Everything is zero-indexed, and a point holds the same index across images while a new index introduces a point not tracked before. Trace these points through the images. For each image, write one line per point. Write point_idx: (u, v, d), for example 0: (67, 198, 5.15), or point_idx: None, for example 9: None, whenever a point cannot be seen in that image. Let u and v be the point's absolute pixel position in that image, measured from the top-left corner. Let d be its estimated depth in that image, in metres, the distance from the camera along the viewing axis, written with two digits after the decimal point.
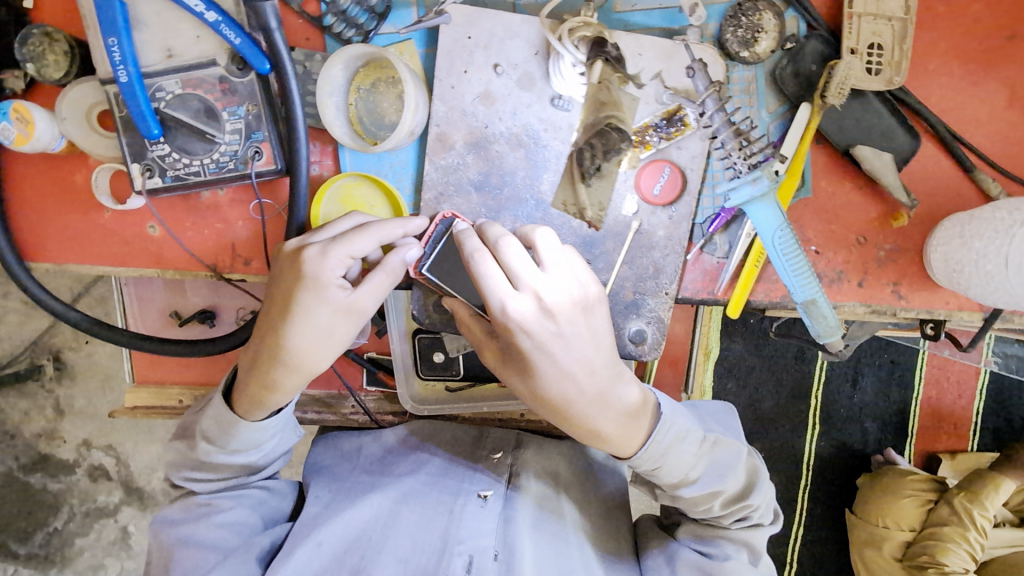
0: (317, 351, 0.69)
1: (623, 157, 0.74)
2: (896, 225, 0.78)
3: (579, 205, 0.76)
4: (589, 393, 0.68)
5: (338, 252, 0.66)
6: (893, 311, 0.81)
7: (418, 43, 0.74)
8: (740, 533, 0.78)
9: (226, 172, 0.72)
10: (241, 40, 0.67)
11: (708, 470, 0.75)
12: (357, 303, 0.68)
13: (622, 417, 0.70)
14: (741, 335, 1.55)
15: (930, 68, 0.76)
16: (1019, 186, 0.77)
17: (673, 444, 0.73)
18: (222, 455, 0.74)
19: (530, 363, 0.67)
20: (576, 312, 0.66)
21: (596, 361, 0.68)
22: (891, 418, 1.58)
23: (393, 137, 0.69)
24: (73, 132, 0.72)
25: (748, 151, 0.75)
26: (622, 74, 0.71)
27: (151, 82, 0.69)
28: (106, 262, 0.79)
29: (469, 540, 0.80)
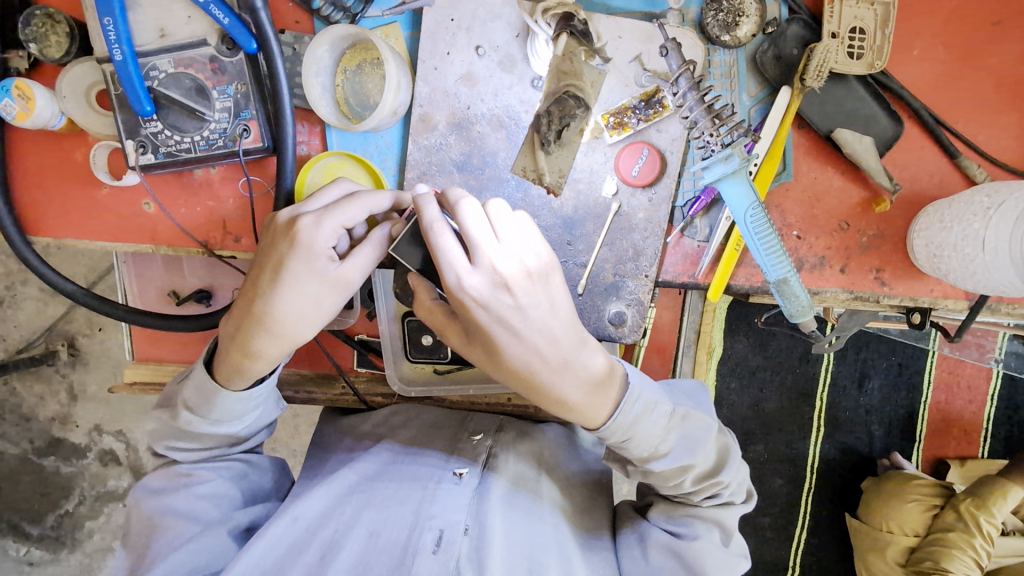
0: (304, 320, 0.71)
1: (585, 127, 0.75)
2: (879, 210, 0.78)
3: (538, 172, 0.77)
4: (552, 361, 0.69)
5: (331, 222, 0.69)
6: (876, 298, 0.80)
7: (403, 26, 0.76)
8: (711, 511, 0.79)
9: (215, 149, 0.74)
10: (229, 21, 0.69)
11: (678, 444, 0.75)
12: (347, 275, 0.71)
13: (588, 386, 0.70)
14: (744, 334, 1.54)
15: (914, 53, 0.76)
16: (1008, 172, 0.76)
17: (643, 415, 0.72)
18: (204, 425, 0.76)
19: (490, 336, 0.68)
20: (531, 284, 0.67)
21: (556, 329, 0.69)
22: (897, 421, 1.56)
23: (375, 116, 0.71)
24: (72, 110, 0.75)
25: (721, 130, 0.68)
26: (588, 48, 0.73)
27: (145, 61, 0.72)
28: (103, 237, 0.82)
29: (440, 515, 0.82)
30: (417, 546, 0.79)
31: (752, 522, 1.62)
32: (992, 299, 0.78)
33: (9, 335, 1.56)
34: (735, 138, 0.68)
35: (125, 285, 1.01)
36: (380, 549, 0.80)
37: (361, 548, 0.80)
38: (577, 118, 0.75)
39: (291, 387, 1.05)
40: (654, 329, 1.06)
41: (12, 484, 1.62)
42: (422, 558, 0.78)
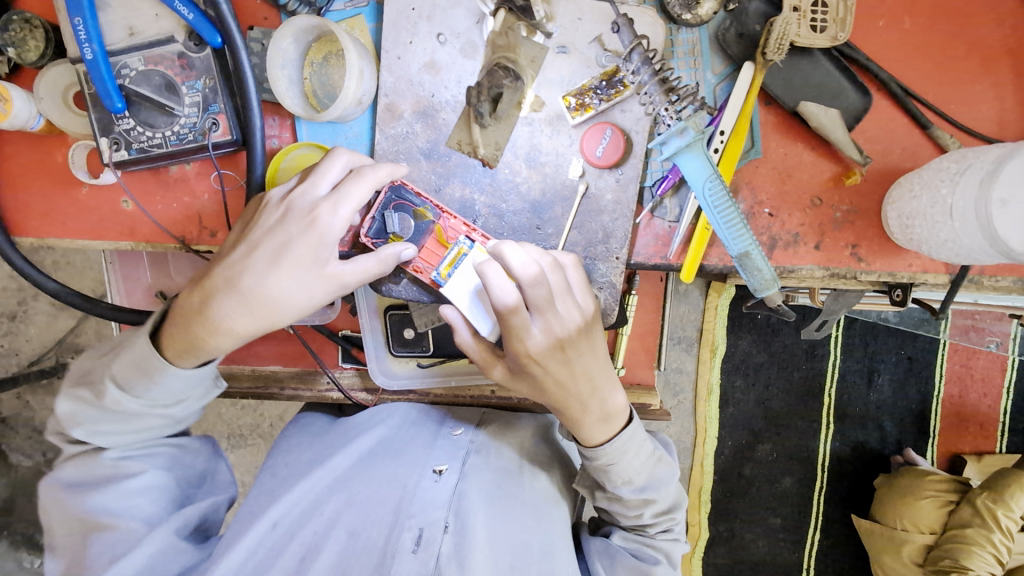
0: (286, 310, 0.68)
1: (522, 99, 0.75)
2: (850, 182, 0.77)
3: (473, 144, 0.77)
4: (585, 397, 0.74)
5: (346, 210, 0.67)
6: (853, 274, 0.79)
7: (368, 18, 0.77)
8: (663, 543, 0.84)
9: (186, 144, 0.76)
10: (194, 16, 0.71)
11: (651, 479, 0.79)
12: (341, 277, 0.68)
13: (606, 416, 0.75)
14: (748, 331, 1.50)
15: (878, 25, 0.75)
16: (976, 138, 0.75)
17: (631, 449, 0.77)
18: (137, 405, 0.70)
19: (539, 381, 0.72)
20: (579, 336, 0.71)
21: (595, 373, 0.74)
22: (910, 417, 1.52)
23: (337, 104, 0.72)
24: (50, 111, 0.78)
25: (676, 104, 0.72)
26: (526, 23, 0.73)
27: (117, 60, 0.74)
28: (84, 236, 0.84)
29: (420, 514, 0.81)
30: (397, 545, 0.77)
31: (764, 523, 1.57)
32: (972, 270, 0.76)
33: (20, 349, 1.59)
34: (688, 110, 0.72)
35: (112, 286, 1.03)
36: (360, 549, 0.78)
37: (340, 548, 0.79)
38: (508, 89, 0.74)
39: (278, 384, 1.06)
40: (642, 319, 1.05)
41: (26, 496, 1.64)
42: (402, 557, 0.76)
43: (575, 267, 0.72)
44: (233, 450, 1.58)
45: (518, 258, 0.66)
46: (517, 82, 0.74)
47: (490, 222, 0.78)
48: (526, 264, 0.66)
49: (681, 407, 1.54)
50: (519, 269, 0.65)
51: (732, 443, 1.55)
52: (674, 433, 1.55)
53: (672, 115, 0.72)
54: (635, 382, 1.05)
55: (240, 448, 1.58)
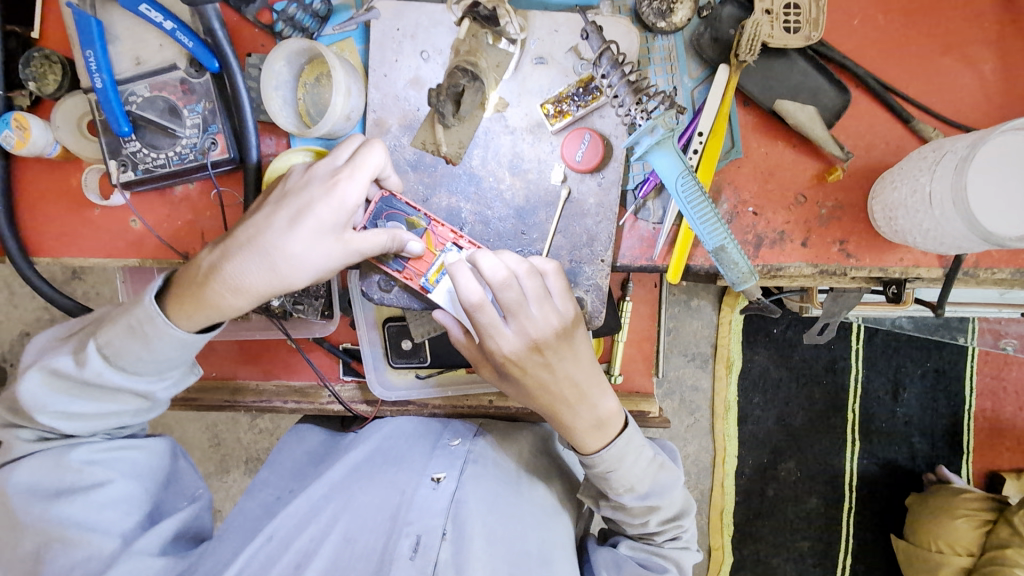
0: (300, 270, 0.70)
1: (488, 100, 0.78)
2: (832, 179, 0.76)
3: (436, 142, 0.79)
4: (570, 400, 0.74)
5: (362, 179, 0.68)
6: (844, 271, 0.78)
7: (357, 40, 0.82)
8: (672, 552, 0.82)
9: (187, 163, 0.81)
10: (193, 44, 0.76)
11: (653, 486, 0.78)
12: (356, 243, 0.70)
13: (598, 419, 0.75)
14: (764, 346, 1.46)
15: (854, 23, 0.76)
16: (955, 128, 0.75)
17: (630, 455, 0.76)
18: (118, 377, 0.71)
19: (520, 381, 0.74)
20: (559, 340, 0.72)
21: (580, 378, 0.74)
22: (942, 433, 1.46)
23: (326, 120, 0.75)
24: (66, 138, 0.83)
25: (645, 104, 0.73)
26: (492, 31, 0.76)
27: (125, 88, 0.80)
28: (95, 254, 0.88)
29: (418, 521, 0.80)
30: (395, 552, 0.77)
31: (791, 546, 1.51)
32: (967, 261, 0.75)
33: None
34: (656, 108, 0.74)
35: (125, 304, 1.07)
36: (356, 555, 0.79)
37: (336, 554, 0.80)
38: (468, 89, 0.76)
39: (279, 398, 1.09)
40: (640, 327, 1.05)
41: None
42: (398, 563, 0.76)
43: (556, 273, 0.72)
44: (249, 475, 1.59)
45: (486, 262, 0.67)
46: (477, 82, 0.76)
47: (476, 228, 0.80)
48: (493, 267, 0.67)
49: (698, 425, 1.49)
50: (486, 271, 0.67)
51: (753, 462, 1.50)
52: (691, 452, 1.49)
53: (642, 115, 0.74)
54: (632, 391, 1.04)
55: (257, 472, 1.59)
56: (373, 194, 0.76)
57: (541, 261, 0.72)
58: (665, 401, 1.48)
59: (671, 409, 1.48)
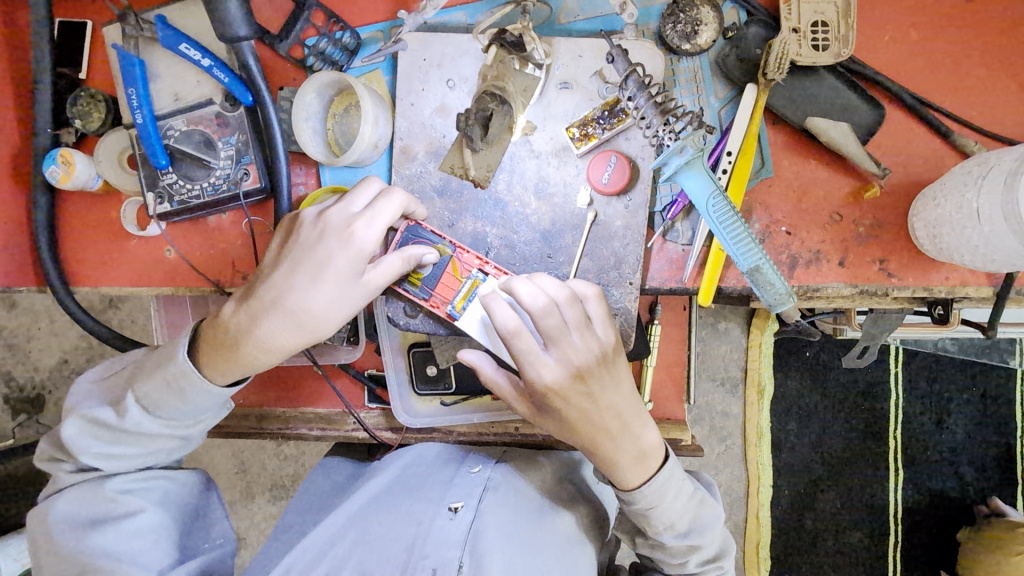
0: (326, 321, 0.72)
1: (516, 124, 0.79)
2: (869, 196, 0.74)
3: (464, 166, 0.80)
4: (612, 430, 0.71)
5: (378, 226, 0.70)
6: (885, 291, 0.75)
7: (385, 71, 0.84)
8: None
9: (220, 193, 0.83)
10: (229, 80, 0.79)
11: (695, 524, 0.76)
12: (375, 284, 0.71)
13: (641, 451, 0.72)
14: (797, 371, 1.40)
15: (885, 39, 0.74)
16: (996, 141, 0.73)
17: (671, 490, 0.74)
18: (157, 425, 0.73)
19: (559, 414, 0.71)
20: (599, 367, 0.70)
21: (621, 407, 0.72)
22: (993, 463, 1.38)
23: (354, 148, 0.77)
24: (107, 172, 0.87)
25: (672, 125, 0.74)
26: (519, 56, 0.76)
27: (164, 123, 0.83)
28: (131, 283, 0.91)
29: (433, 555, 0.75)
30: None
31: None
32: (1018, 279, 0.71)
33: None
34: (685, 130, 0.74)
35: (157, 331, 1.09)
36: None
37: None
38: (496, 113, 0.78)
39: (306, 424, 1.09)
40: (668, 352, 1.02)
41: None
42: None
43: (596, 298, 0.70)
44: (272, 503, 1.59)
45: (529, 290, 0.67)
46: (505, 106, 0.78)
47: (503, 253, 0.79)
48: (535, 295, 0.67)
49: (730, 453, 1.43)
50: (529, 300, 0.67)
51: (790, 492, 1.43)
52: (724, 481, 1.43)
53: (670, 136, 0.74)
54: (663, 417, 1.01)
55: (280, 500, 1.59)
56: (399, 225, 0.76)
57: (582, 285, 0.71)
58: (695, 427, 1.43)
59: (701, 435, 1.43)
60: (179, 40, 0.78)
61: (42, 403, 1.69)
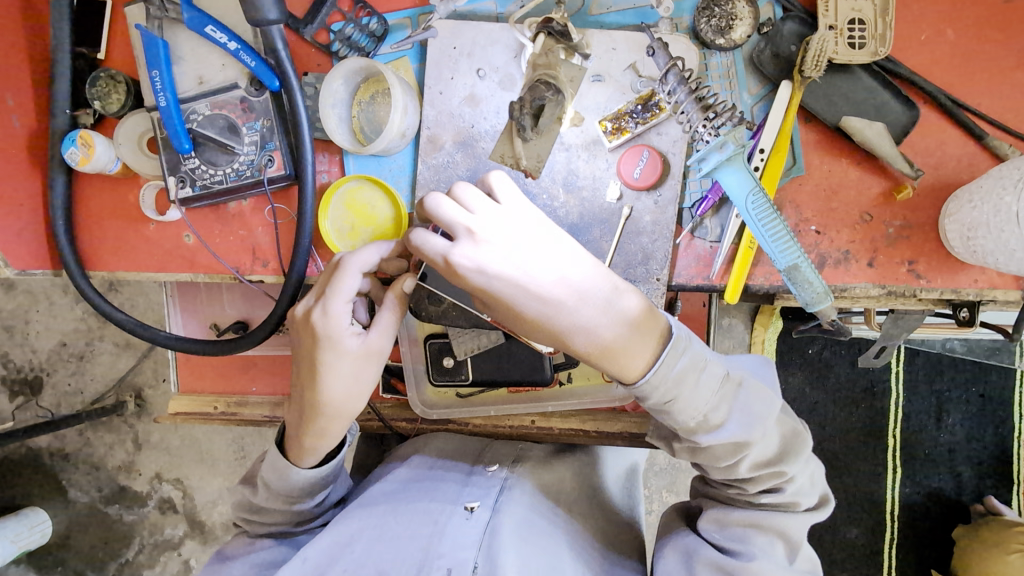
0: (356, 397, 0.73)
1: (565, 114, 0.77)
2: (901, 197, 0.74)
3: (515, 156, 0.79)
4: (577, 314, 0.63)
5: (336, 305, 0.69)
6: (913, 292, 0.75)
7: (412, 59, 0.82)
8: (769, 507, 0.67)
9: (244, 179, 0.82)
10: (255, 63, 0.77)
11: (735, 414, 0.64)
12: (380, 345, 0.72)
13: (624, 330, 0.63)
14: (799, 366, 1.41)
15: (921, 38, 0.74)
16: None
17: (690, 377, 0.63)
18: (276, 501, 0.77)
19: (500, 298, 0.63)
20: (532, 244, 0.62)
21: (575, 278, 0.63)
22: (990, 463, 1.39)
23: (383, 137, 0.76)
24: (126, 155, 0.85)
25: (712, 119, 0.69)
26: (566, 45, 0.76)
27: (187, 106, 0.81)
28: (150, 269, 0.90)
29: (449, 553, 0.72)
30: None
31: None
32: None
33: (84, 387, 1.66)
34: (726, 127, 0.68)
35: (170, 317, 1.08)
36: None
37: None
38: (550, 103, 0.76)
39: None
40: None
41: (79, 533, 1.69)
42: None
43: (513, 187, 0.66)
44: None
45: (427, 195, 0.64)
46: (558, 95, 0.77)
47: None
48: (436, 198, 0.63)
49: None
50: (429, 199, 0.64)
51: None
52: None
53: (709, 131, 0.69)
54: None
55: None
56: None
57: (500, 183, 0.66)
58: None
59: None
60: (205, 22, 0.77)
61: (40, 385, 1.68)
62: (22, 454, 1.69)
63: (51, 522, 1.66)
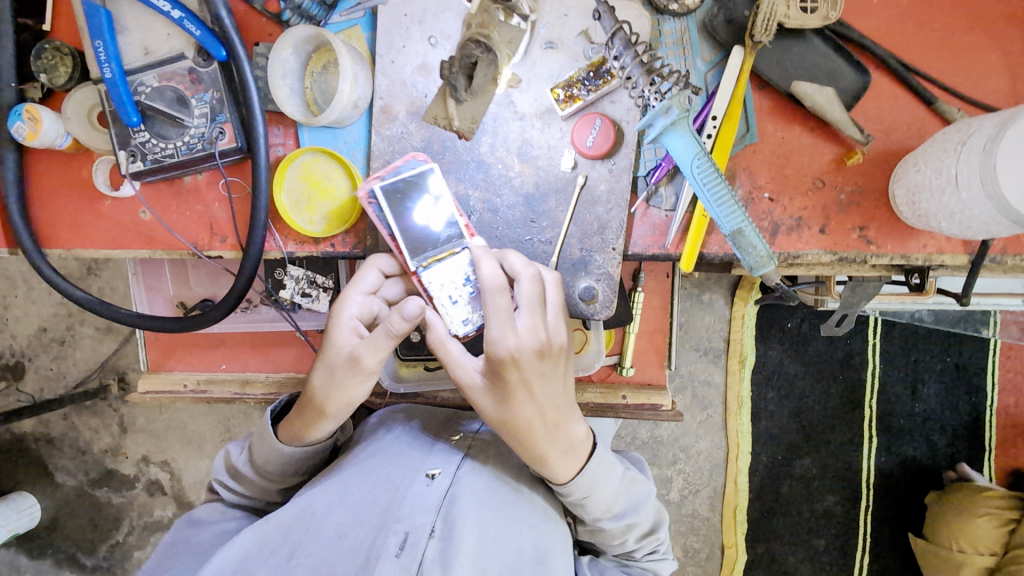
0: (327, 399, 0.71)
1: (500, 76, 0.77)
2: (851, 163, 0.74)
3: (448, 117, 0.78)
4: (548, 425, 0.69)
5: (353, 292, 0.73)
6: (864, 258, 0.75)
7: (364, 28, 0.81)
8: (648, 562, 0.84)
9: (195, 153, 0.81)
10: (201, 32, 0.76)
11: (627, 504, 0.77)
12: (363, 359, 0.68)
13: (568, 449, 0.71)
14: (778, 340, 1.41)
15: (872, 3, 0.74)
16: (979, 109, 0.73)
17: (603, 476, 0.74)
18: (259, 475, 0.79)
19: (511, 386, 0.66)
20: (557, 356, 0.68)
21: (561, 400, 0.69)
22: (963, 429, 1.40)
23: (334, 107, 0.75)
24: (76, 130, 0.83)
25: (658, 85, 0.73)
26: (504, 7, 0.76)
27: (134, 78, 0.80)
28: (107, 246, 0.88)
29: (407, 518, 0.71)
30: (381, 549, 0.68)
31: (806, 544, 1.46)
32: (994, 246, 0.72)
33: (67, 372, 1.66)
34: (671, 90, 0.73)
35: (136, 296, 1.07)
36: (346, 552, 0.69)
37: (326, 552, 0.69)
38: (481, 62, 0.76)
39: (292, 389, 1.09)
40: (647, 316, 1.04)
41: (69, 517, 1.70)
42: (384, 562, 0.66)
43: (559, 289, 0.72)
44: None
45: (522, 267, 0.66)
46: (489, 55, 0.76)
47: (485, 216, 0.78)
48: (533, 281, 0.66)
49: (710, 420, 1.45)
50: (521, 279, 0.66)
51: (767, 459, 1.45)
52: (703, 448, 1.45)
53: (655, 96, 0.73)
54: (646, 383, 1.04)
55: None
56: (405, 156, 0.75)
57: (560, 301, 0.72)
58: (677, 396, 1.45)
59: (682, 404, 1.45)
60: None
61: (23, 371, 1.67)
62: (7, 439, 1.69)
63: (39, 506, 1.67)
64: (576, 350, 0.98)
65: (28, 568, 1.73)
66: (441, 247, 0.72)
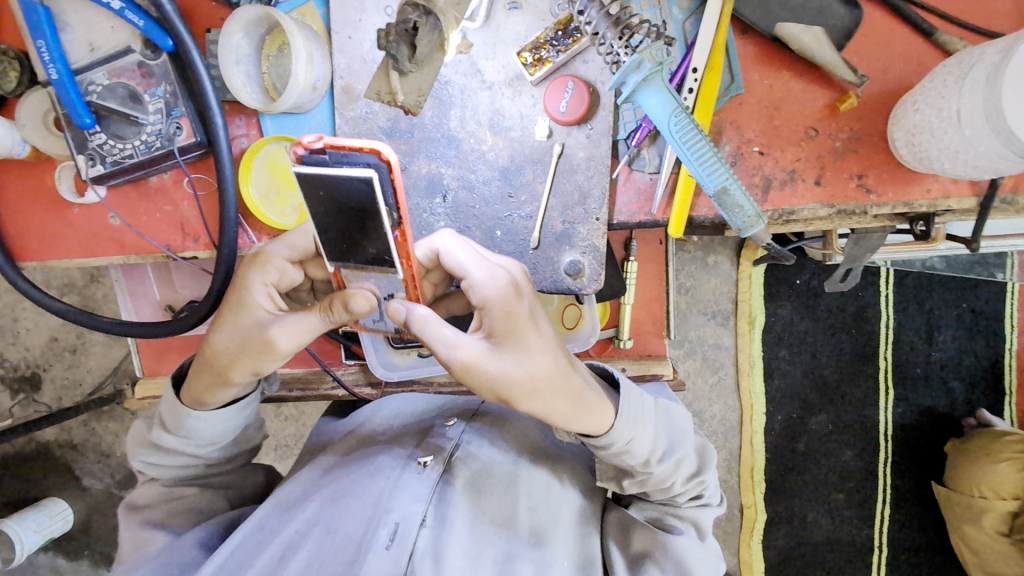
0: (226, 364, 0.64)
1: (449, 44, 0.73)
2: (845, 108, 0.69)
3: (392, 92, 0.74)
4: (552, 374, 0.62)
5: (277, 256, 0.67)
6: (864, 209, 0.70)
7: (317, 3, 0.76)
8: (691, 510, 0.78)
9: (154, 151, 0.77)
10: (144, 23, 0.72)
11: (670, 437, 0.74)
12: (273, 338, 0.62)
13: (576, 399, 0.64)
14: (787, 298, 1.37)
15: None
16: (980, 36, 0.67)
17: (640, 414, 0.70)
18: (176, 443, 0.71)
19: (503, 339, 0.61)
20: (531, 297, 0.63)
21: (556, 339, 0.64)
22: (982, 375, 1.36)
23: (289, 92, 0.71)
24: (33, 137, 0.80)
25: (628, 37, 0.69)
26: None
27: (83, 78, 0.76)
28: (81, 255, 0.86)
29: (399, 508, 0.69)
30: (370, 542, 0.65)
31: (826, 500, 1.43)
32: (1004, 186, 0.67)
33: (82, 379, 1.66)
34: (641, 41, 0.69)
35: (122, 303, 1.05)
36: (337, 546, 0.67)
37: (319, 547, 0.67)
38: (422, 27, 0.73)
39: (285, 386, 1.05)
40: (642, 284, 1.01)
41: (100, 519, 1.72)
42: (375, 554, 0.64)
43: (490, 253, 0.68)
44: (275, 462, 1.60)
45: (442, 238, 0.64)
46: (430, 19, 0.73)
47: (461, 195, 0.74)
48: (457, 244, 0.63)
49: (723, 383, 1.42)
50: (449, 245, 0.63)
51: (782, 418, 1.42)
52: (717, 412, 1.43)
53: (625, 50, 0.69)
54: (645, 354, 1.01)
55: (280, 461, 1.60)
56: (364, 143, 0.50)
57: (502, 259, 0.65)
58: (687, 361, 1.42)
59: (694, 369, 1.42)
60: None
61: (39, 382, 1.68)
62: (33, 449, 1.72)
63: (72, 511, 1.70)
64: (571, 326, 0.95)
65: (69, 569, 1.77)
66: (364, 263, 0.59)
